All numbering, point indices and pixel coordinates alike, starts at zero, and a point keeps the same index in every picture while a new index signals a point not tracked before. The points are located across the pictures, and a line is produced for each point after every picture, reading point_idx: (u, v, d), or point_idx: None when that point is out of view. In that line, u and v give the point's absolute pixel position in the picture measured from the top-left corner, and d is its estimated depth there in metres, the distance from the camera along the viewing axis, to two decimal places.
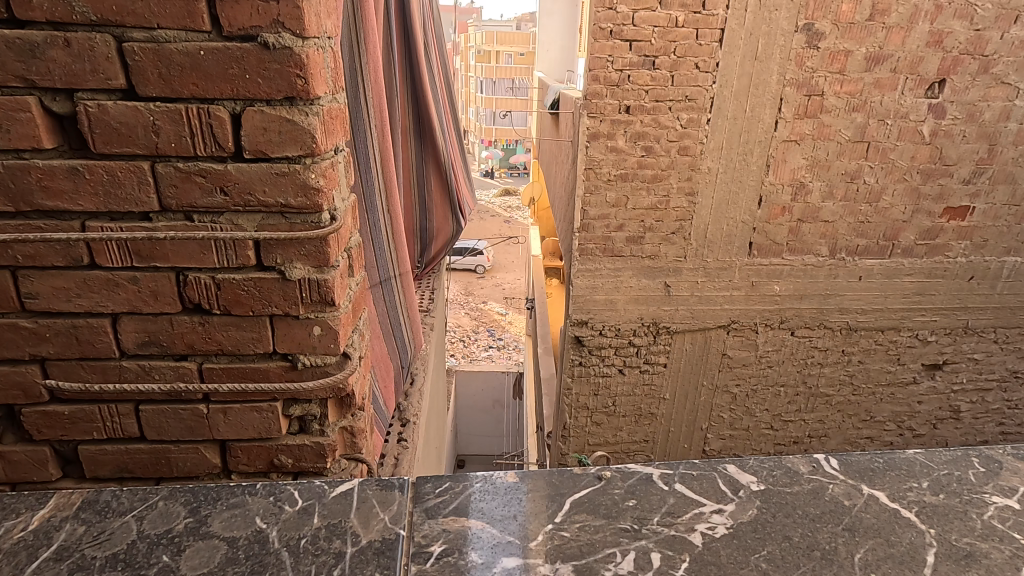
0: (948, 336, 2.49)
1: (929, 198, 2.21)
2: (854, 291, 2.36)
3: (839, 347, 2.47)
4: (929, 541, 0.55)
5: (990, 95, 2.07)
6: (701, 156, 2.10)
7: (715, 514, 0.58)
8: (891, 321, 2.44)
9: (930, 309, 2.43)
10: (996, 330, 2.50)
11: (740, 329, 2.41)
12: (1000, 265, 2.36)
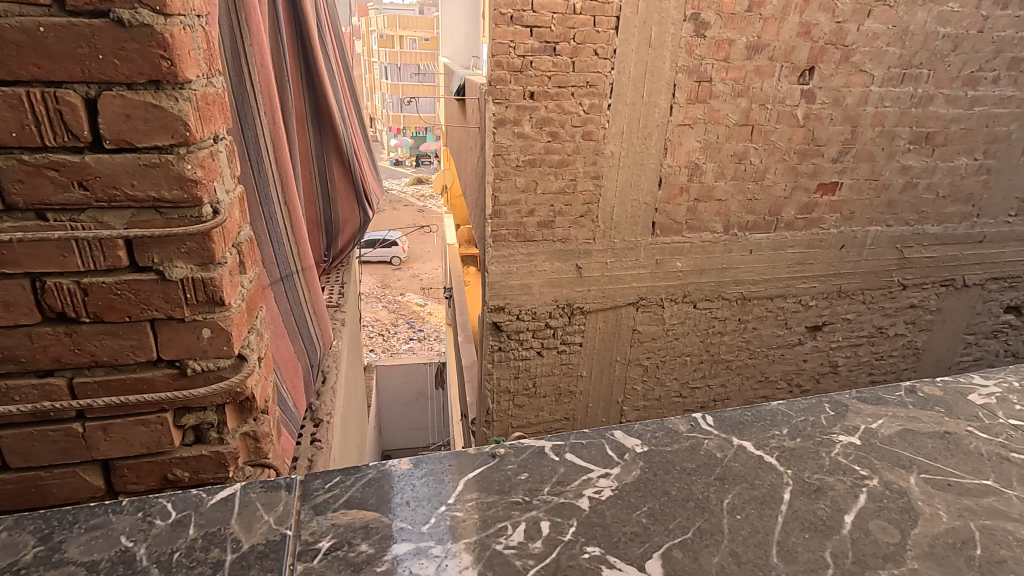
0: (825, 300, 2.77)
1: (805, 175, 2.44)
2: (746, 264, 2.56)
3: (736, 316, 2.68)
4: (787, 480, 0.61)
5: (851, 82, 2.30)
6: (604, 141, 2.17)
7: (602, 478, 0.61)
8: (778, 289, 2.67)
9: (811, 277, 2.69)
10: (864, 292, 2.81)
11: (647, 305, 2.53)
12: (865, 234, 2.65)
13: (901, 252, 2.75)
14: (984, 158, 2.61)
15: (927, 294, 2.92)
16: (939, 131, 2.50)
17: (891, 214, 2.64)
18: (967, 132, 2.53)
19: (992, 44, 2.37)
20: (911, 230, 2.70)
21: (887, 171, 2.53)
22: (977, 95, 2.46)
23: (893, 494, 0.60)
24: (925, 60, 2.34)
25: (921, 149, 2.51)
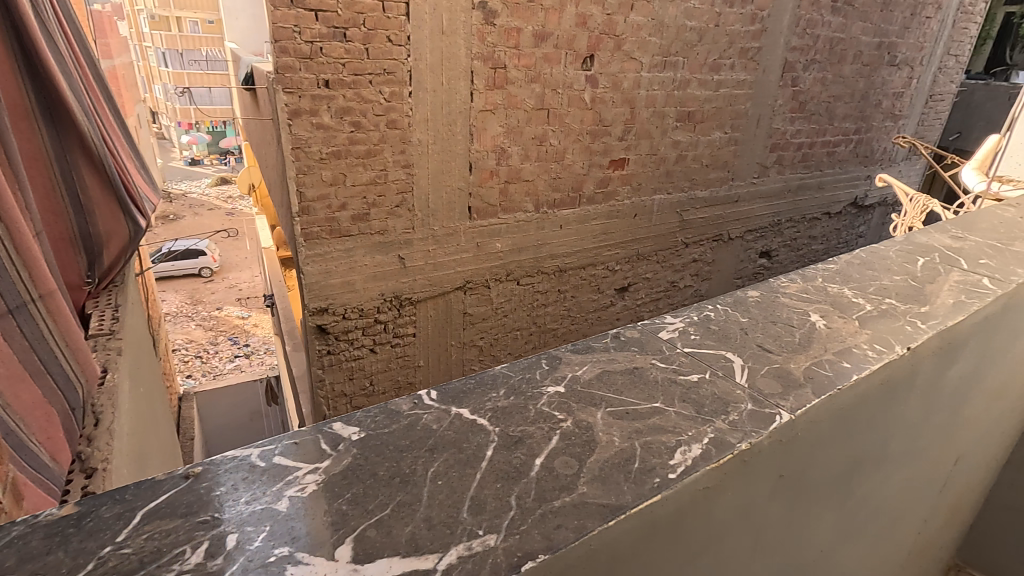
0: (627, 263, 3.11)
1: (598, 153, 2.68)
2: (558, 239, 2.75)
3: (555, 287, 2.88)
4: (494, 438, 0.56)
5: (626, 67, 2.57)
6: (410, 129, 2.14)
7: (308, 474, 0.52)
8: (588, 258, 2.92)
9: (614, 245, 2.99)
10: (658, 252, 3.21)
11: (474, 287, 2.60)
12: (652, 204, 3.02)
13: (681, 216, 3.19)
14: (732, 131, 3.13)
15: (705, 248, 3.43)
16: (698, 110, 2.93)
17: (670, 184, 3.05)
18: (717, 110, 3.01)
19: (727, 36, 2.82)
20: (686, 196, 3.14)
21: (664, 146, 2.90)
22: (721, 79, 2.92)
23: (582, 429, 0.56)
24: (680, 49, 2.71)
25: (687, 125, 2.92)
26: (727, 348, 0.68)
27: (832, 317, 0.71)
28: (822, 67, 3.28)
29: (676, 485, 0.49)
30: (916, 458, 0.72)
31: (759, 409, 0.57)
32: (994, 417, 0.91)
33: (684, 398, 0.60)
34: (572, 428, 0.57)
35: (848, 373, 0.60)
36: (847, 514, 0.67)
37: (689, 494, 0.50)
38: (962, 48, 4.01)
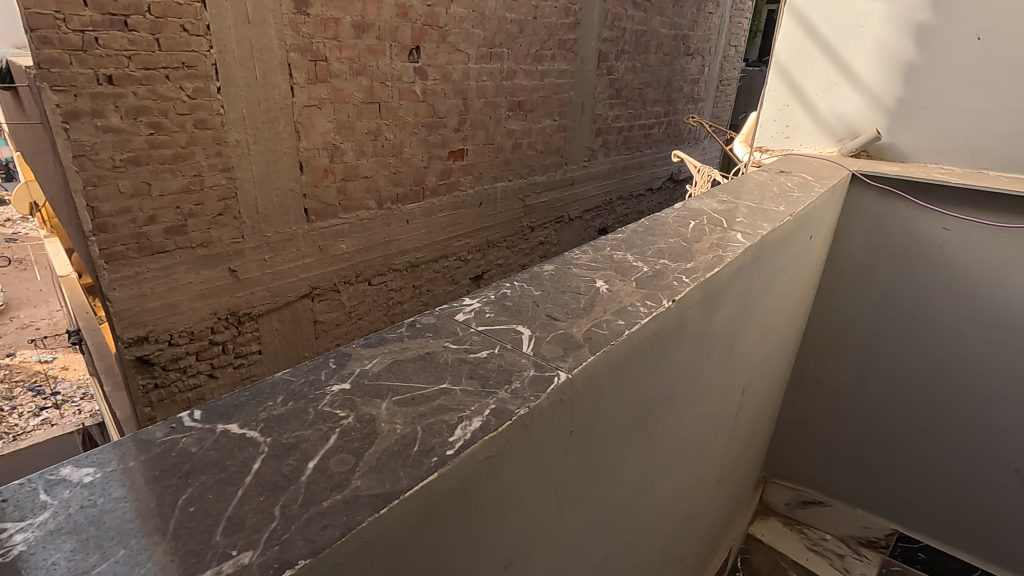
0: (477, 252, 2.52)
1: (437, 146, 2.16)
2: (405, 234, 2.16)
3: (411, 287, 2.27)
4: (268, 444, 0.35)
5: (453, 60, 2.10)
6: (227, 129, 1.55)
7: (18, 533, 0.29)
8: (439, 249, 2.33)
9: (464, 235, 2.42)
10: (531, 230, 2.78)
11: (323, 293, 1.95)
12: (494, 191, 2.50)
13: (523, 202, 2.68)
14: (561, 118, 2.71)
15: (549, 234, 2.91)
16: (527, 100, 2.50)
17: (509, 171, 2.55)
18: (545, 99, 2.59)
19: (545, 28, 2.44)
20: (525, 181, 2.64)
21: (499, 135, 2.43)
22: (544, 69, 2.52)
23: (362, 388, 0.41)
24: (502, 40, 2.28)
25: (519, 115, 2.48)
26: (517, 320, 0.54)
27: (634, 257, 0.71)
28: (630, 57, 2.97)
29: (484, 435, 0.37)
30: (710, 383, 0.81)
31: (541, 359, 0.47)
32: (763, 353, 1.08)
33: (469, 374, 0.44)
34: (334, 412, 0.39)
35: (674, 292, 0.61)
36: (665, 437, 0.72)
37: (507, 435, 0.39)
38: (739, 40, 4.12)
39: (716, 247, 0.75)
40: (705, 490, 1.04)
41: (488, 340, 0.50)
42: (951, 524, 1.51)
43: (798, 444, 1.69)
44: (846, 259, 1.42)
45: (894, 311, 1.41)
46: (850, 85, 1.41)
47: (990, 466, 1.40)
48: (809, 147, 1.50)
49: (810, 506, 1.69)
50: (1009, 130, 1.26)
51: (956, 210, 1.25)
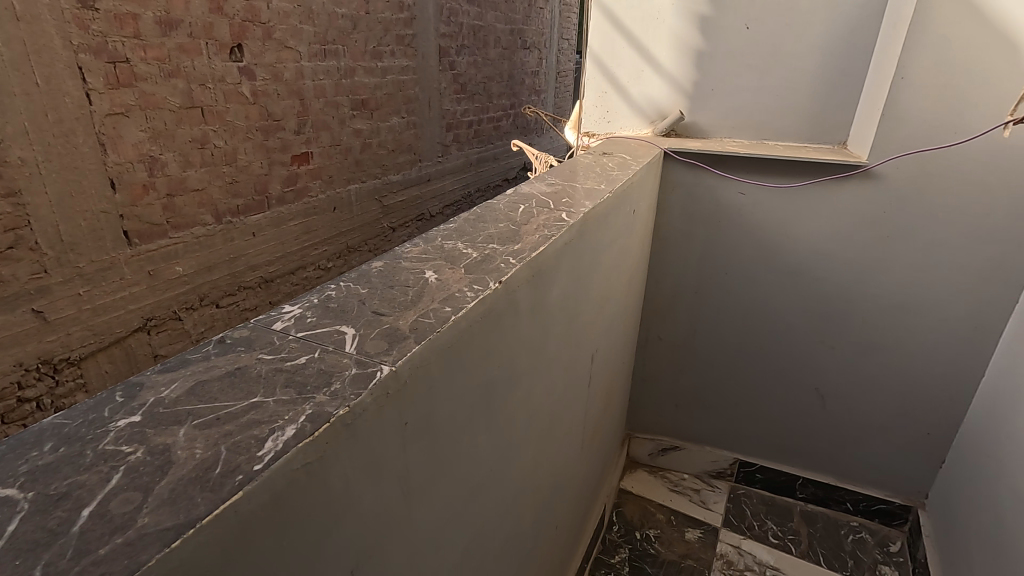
0: (339, 260, 2.40)
1: (276, 151, 1.98)
2: (255, 248, 1.98)
3: (267, 303, 2.10)
4: (31, 499, 0.31)
5: (282, 59, 1.93)
6: (5, 147, 1.30)
7: None
8: (296, 260, 2.18)
9: (320, 242, 2.28)
10: (394, 232, 2.70)
11: (161, 323, 1.73)
12: (348, 194, 2.36)
13: (380, 203, 2.57)
14: (409, 115, 2.63)
15: (411, 233, 2.83)
16: (370, 98, 2.37)
17: (362, 171, 2.41)
18: (389, 97, 2.48)
19: (380, 23, 2.34)
20: (381, 182, 2.54)
21: (345, 136, 2.27)
22: (385, 66, 2.42)
23: (157, 417, 0.38)
24: (336, 37, 2.13)
25: (365, 114, 2.35)
26: (341, 321, 0.52)
27: (464, 245, 0.72)
28: (471, 51, 2.98)
29: (297, 443, 0.36)
30: (554, 354, 0.87)
31: (364, 356, 0.46)
32: (605, 320, 1.17)
33: (285, 382, 0.42)
34: (118, 449, 0.35)
35: (500, 273, 0.63)
36: (516, 412, 0.76)
37: (326, 438, 0.38)
38: (570, 34, 4.35)
39: (542, 227, 0.79)
40: (570, 454, 1.12)
41: (307, 345, 0.48)
42: (777, 444, 1.76)
43: (652, 398, 1.87)
44: (670, 227, 1.59)
45: (712, 269, 1.61)
46: (654, 71, 1.57)
47: (798, 389, 1.66)
48: (628, 130, 1.65)
49: (669, 452, 1.90)
50: (779, 105, 1.49)
51: (748, 176, 1.46)
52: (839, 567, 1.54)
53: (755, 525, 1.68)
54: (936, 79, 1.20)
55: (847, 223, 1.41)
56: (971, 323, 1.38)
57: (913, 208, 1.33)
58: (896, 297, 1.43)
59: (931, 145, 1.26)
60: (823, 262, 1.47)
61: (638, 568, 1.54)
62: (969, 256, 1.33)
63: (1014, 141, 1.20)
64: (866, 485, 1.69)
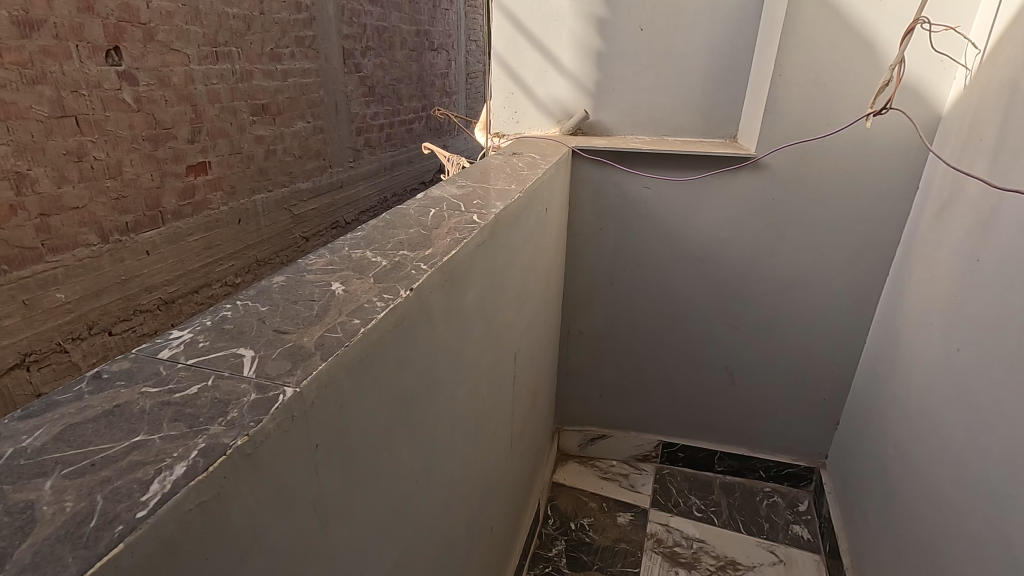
0: (248, 274, 2.26)
1: (168, 162, 1.82)
2: (150, 268, 1.82)
3: (167, 326, 1.93)
4: None
5: (168, 62, 1.78)
6: None
7: None
8: (199, 279, 2.03)
9: (225, 257, 2.13)
10: (307, 241, 2.58)
11: (42, 357, 1.55)
12: (253, 205, 2.22)
13: (290, 212, 2.44)
14: (315, 120, 2.52)
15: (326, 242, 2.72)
16: (271, 103, 2.25)
17: (267, 180, 2.28)
18: (292, 101, 2.36)
19: (276, 24, 2.22)
20: (289, 191, 2.41)
21: (246, 143, 2.14)
22: (285, 69, 2.30)
23: (16, 471, 0.33)
24: (228, 39, 2.00)
25: (266, 119, 2.23)
26: (238, 343, 0.49)
27: (373, 253, 0.70)
28: (377, 53, 2.91)
29: (189, 481, 0.33)
30: (474, 357, 0.86)
31: (264, 379, 0.43)
32: (525, 318, 1.19)
33: (174, 416, 0.39)
34: None
35: (411, 280, 0.62)
36: (439, 420, 0.75)
37: (224, 472, 0.35)
38: (478, 35, 4.35)
39: (454, 231, 0.78)
40: (499, 454, 1.12)
41: (200, 373, 0.44)
42: (695, 422, 1.86)
43: (577, 389, 1.92)
44: (583, 222, 1.64)
45: (624, 261, 1.67)
46: (557, 72, 1.61)
47: (710, 369, 1.76)
48: (537, 130, 1.68)
49: (598, 441, 1.96)
50: (675, 102, 1.58)
51: (651, 171, 1.53)
52: (757, 531, 1.66)
53: (680, 502, 1.77)
54: (808, 76, 1.31)
55: (742, 211, 1.51)
56: (853, 296, 1.53)
57: (796, 194, 1.45)
58: (789, 277, 1.56)
59: (807, 136, 1.37)
60: (725, 248, 1.57)
61: (575, 557, 1.57)
62: (847, 235, 1.46)
63: (875, 130, 1.33)
64: (775, 452, 1.82)
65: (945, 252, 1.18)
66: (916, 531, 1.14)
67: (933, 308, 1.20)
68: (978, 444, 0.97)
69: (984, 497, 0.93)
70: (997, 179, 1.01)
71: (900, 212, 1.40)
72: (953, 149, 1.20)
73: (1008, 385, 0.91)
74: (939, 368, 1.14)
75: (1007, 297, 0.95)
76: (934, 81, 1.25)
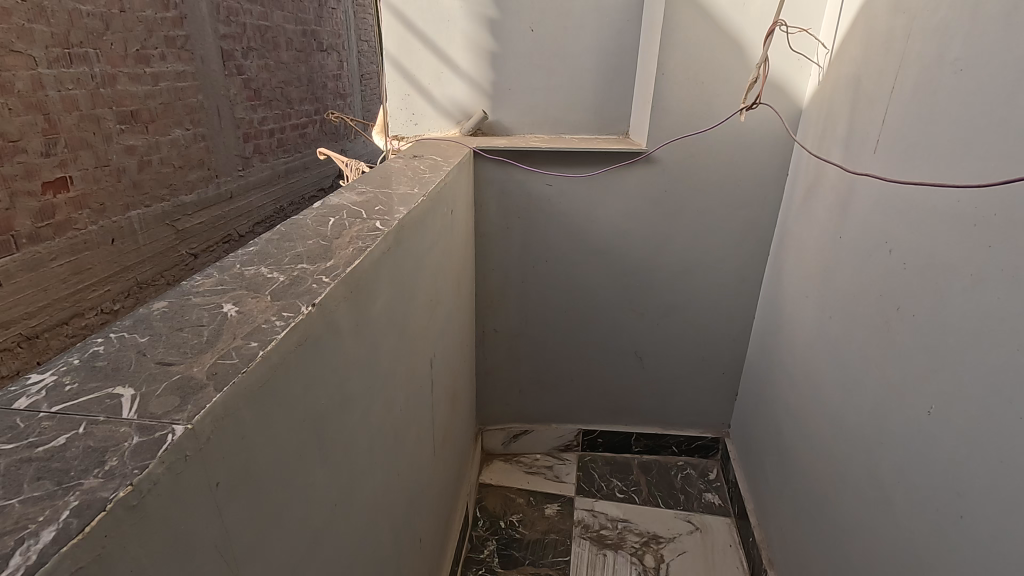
0: (129, 298, 2.05)
1: (18, 179, 1.60)
2: (5, 301, 1.59)
3: (32, 365, 1.70)
4: None
5: (9, 66, 1.56)
6: None
7: None
8: (69, 308, 1.81)
9: (98, 282, 1.91)
10: (196, 258, 2.38)
11: None
12: (128, 222, 2.01)
13: (173, 227, 2.24)
14: (195, 126, 2.33)
15: (218, 258, 2.53)
16: (142, 109, 2.04)
17: (143, 194, 2.07)
18: (166, 107, 2.16)
19: (141, 22, 2.02)
20: (171, 205, 2.21)
21: (115, 155, 1.93)
22: (155, 72, 2.10)
23: None
24: (83, 39, 1.79)
25: (137, 127, 2.02)
26: (114, 381, 0.44)
27: (269, 269, 0.65)
28: (260, 54, 2.73)
29: (59, 548, 0.29)
30: (388, 368, 0.83)
31: (148, 419, 0.39)
32: (438, 323, 1.17)
33: (37, 474, 0.34)
34: None
35: (313, 295, 0.58)
36: (354, 438, 0.72)
37: (105, 530, 0.31)
38: (369, 34, 4.23)
39: (355, 240, 0.74)
40: (422, 464, 1.10)
41: (67, 421, 0.39)
42: (611, 408, 1.93)
43: (497, 388, 1.93)
44: (490, 222, 1.64)
45: (533, 258, 1.70)
46: (453, 73, 1.60)
47: (620, 355, 1.84)
48: (437, 131, 1.67)
49: (521, 437, 1.98)
50: (570, 101, 1.63)
51: (552, 169, 1.56)
52: (674, 504, 1.76)
53: (603, 486, 1.84)
54: (687, 75, 1.40)
55: (639, 204, 1.59)
56: (741, 276, 1.66)
57: (685, 185, 1.55)
58: (685, 263, 1.66)
59: (691, 130, 1.47)
60: (625, 239, 1.64)
61: (507, 555, 1.58)
62: (732, 221, 1.59)
63: (748, 124, 1.45)
64: (685, 428, 1.94)
65: (814, 232, 1.32)
66: (809, 484, 1.26)
67: (808, 282, 1.33)
68: (852, 401, 1.09)
69: (860, 447, 1.05)
70: (851, 165, 1.14)
71: (774, 197, 1.54)
72: (813, 139, 1.34)
73: (872, 346, 1.03)
74: (816, 336, 1.27)
75: (865, 268, 1.07)
76: (793, 77, 1.38)
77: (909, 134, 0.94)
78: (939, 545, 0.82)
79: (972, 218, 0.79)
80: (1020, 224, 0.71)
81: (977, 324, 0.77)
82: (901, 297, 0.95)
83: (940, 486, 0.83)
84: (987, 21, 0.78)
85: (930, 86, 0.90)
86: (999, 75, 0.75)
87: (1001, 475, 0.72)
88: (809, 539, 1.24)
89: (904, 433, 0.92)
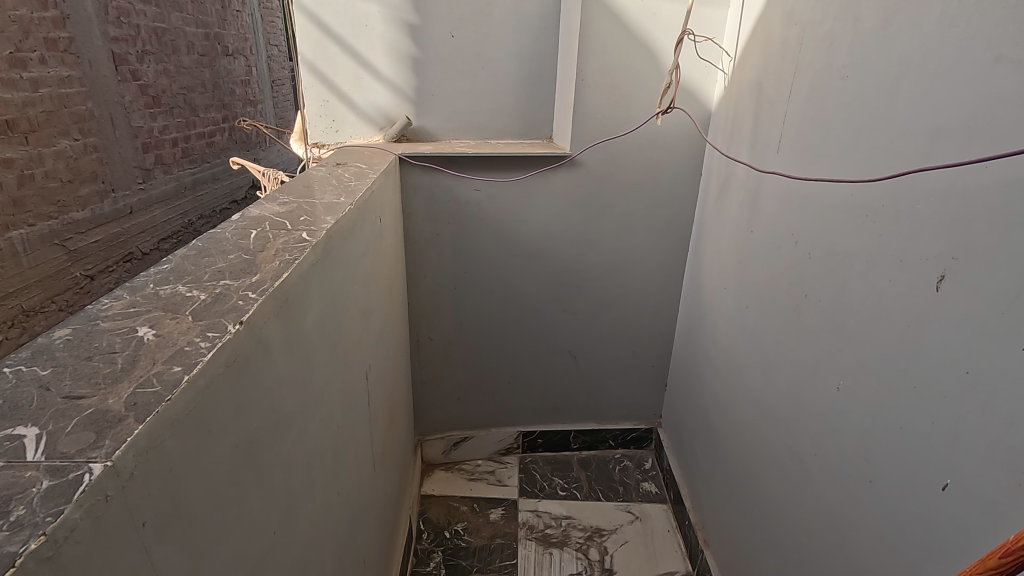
0: (13, 327, 1.85)
1: None
2: None
3: None
4: None
5: None
6: None
7: None
8: None
9: None
10: (89, 276, 2.16)
11: None
12: (9, 244, 1.81)
13: (63, 247, 2.03)
14: (84, 136, 2.12)
15: (118, 278, 2.32)
16: (19, 118, 1.84)
17: (23, 212, 1.86)
18: (49, 115, 1.97)
19: (15, 22, 1.82)
20: (59, 223, 2.01)
21: None
22: (34, 77, 1.90)
23: None
24: None
25: (14, 138, 1.82)
26: (14, 422, 0.39)
27: (187, 288, 0.61)
28: (157, 58, 2.54)
29: None
30: (322, 386, 0.80)
31: (59, 459, 0.35)
32: (371, 335, 1.14)
33: None
34: None
35: (239, 312, 0.55)
36: (290, 461, 0.68)
37: None
38: (279, 38, 4.05)
39: (283, 252, 0.71)
40: (363, 481, 1.06)
41: None
42: (549, 408, 1.96)
43: (434, 396, 1.90)
44: (418, 228, 1.62)
45: (465, 262, 1.69)
46: (374, 78, 1.57)
47: (555, 355, 1.87)
48: (359, 138, 1.63)
49: (462, 444, 1.97)
50: (493, 107, 1.64)
51: (479, 174, 1.57)
52: (614, 496, 1.81)
53: (545, 485, 1.86)
54: (605, 80, 1.46)
55: (566, 206, 1.63)
56: (664, 272, 1.74)
57: (609, 185, 1.60)
58: (612, 262, 1.72)
59: (612, 134, 1.53)
60: (554, 241, 1.67)
61: (453, 565, 1.57)
62: (653, 220, 1.66)
63: (664, 127, 1.53)
64: (620, 421, 2.00)
65: (728, 227, 1.40)
66: (737, 465, 1.33)
67: (725, 274, 1.41)
68: (769, 382, 1.17)
69: (779, 425, 1.13)
70: (758, 163, 1.23)
71: (691, 196, 1.63)
72: (723, 140, 1.43)
73: (785, 333, 1.11)
74: (735, 326, 1.35)
75: (775, 260, 1.15)
76: (703, 83, 1.47)
77: (805, 135, 1.03)
78: (854, 509, 0.90)
79: (864, 210, 0.87)
80: (903, 213, 0.79)
81: (872, 306, 0.86)
82: (808, 284, 1.03)
83: (851, 455, 0.91)
84: (866, 32, 0.87)
85: (822, 91, 0.99)
86: (879, 80, 0.84)
87: (902, 440, 0.79)
88: (739, 516, 1.32)
89: (818, 409, 1.00)
